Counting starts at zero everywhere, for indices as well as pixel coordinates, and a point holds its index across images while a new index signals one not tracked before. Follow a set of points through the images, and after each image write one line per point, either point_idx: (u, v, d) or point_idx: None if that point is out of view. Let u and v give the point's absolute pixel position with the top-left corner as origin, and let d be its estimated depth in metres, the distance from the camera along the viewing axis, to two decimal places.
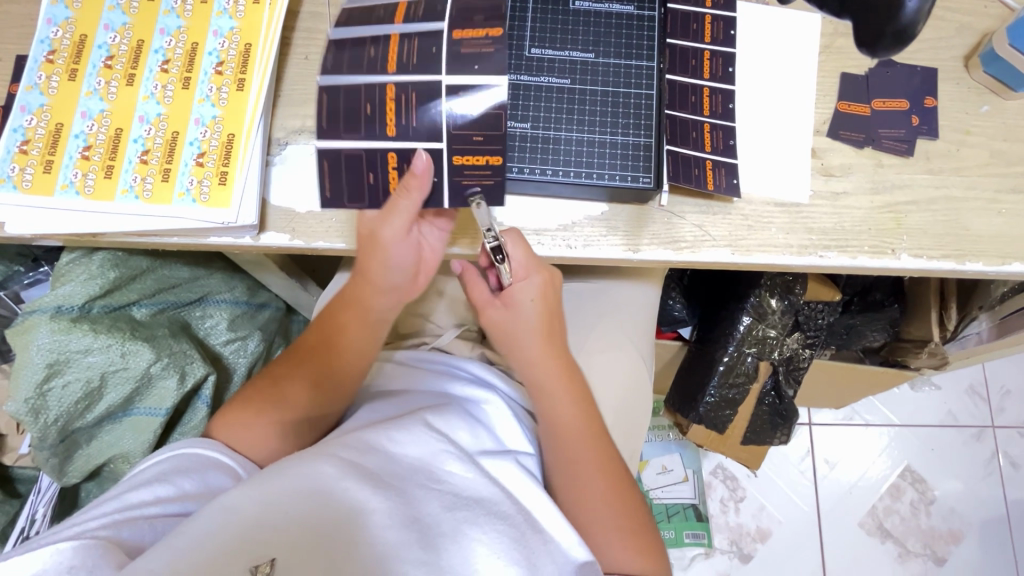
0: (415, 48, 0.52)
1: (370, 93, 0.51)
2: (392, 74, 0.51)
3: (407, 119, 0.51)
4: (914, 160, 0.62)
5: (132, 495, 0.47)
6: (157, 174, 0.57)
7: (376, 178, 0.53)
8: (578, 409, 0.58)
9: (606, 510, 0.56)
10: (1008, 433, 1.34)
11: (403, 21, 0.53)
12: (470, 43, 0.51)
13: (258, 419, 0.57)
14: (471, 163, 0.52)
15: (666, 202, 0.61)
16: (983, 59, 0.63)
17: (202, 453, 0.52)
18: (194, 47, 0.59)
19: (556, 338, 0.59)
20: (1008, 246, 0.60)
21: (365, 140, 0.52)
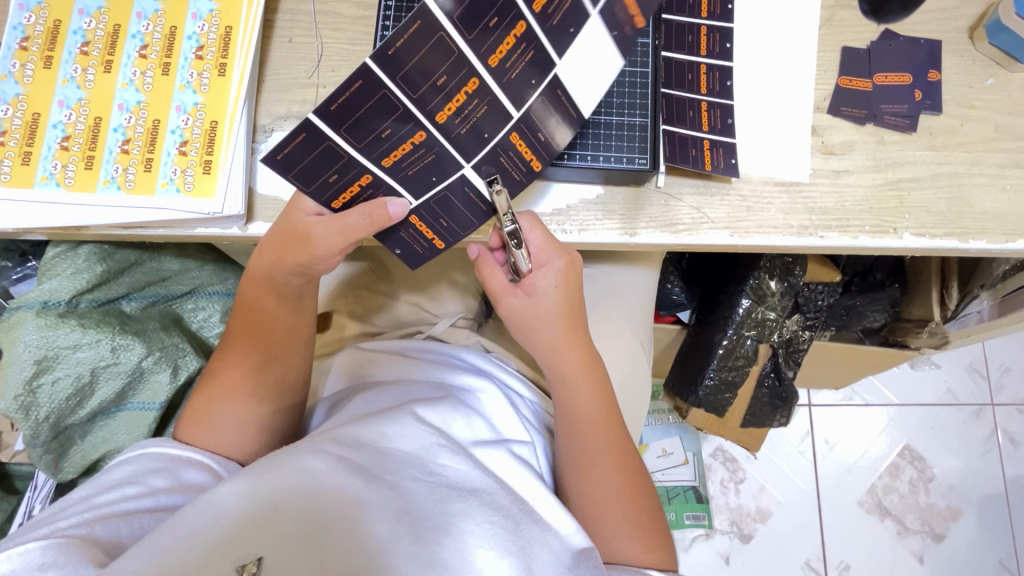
0: (472, 116, 0.47)
1: (398, 125, 0.45)
2: (431, 128, 0.47)
3: (406, 168, 0.49)
4: (917, 136, 0.61)
5: (101, 496, 0.47)
6: (139, 164, 0.55)
7: (332, 183, 0.49)
8: (595, 397, 0.57)
9: (613, 501, 0.55)
10: (1007, 410, 1.34)
11: (495, 68, 0.45)
12: (509, 154, 0.52)
13: (218, 420, 0.55)
14: (420, 229, 0.55)
15: (662, 183, 0.59)
16: (988, 30, 0.61)
17: (175, 450, 0.52)
18: (173, 31, 0.57)
19: (578, 323, 0.58)
20: (1012, 223, 0.59)
21: (357, 154, 0.47)
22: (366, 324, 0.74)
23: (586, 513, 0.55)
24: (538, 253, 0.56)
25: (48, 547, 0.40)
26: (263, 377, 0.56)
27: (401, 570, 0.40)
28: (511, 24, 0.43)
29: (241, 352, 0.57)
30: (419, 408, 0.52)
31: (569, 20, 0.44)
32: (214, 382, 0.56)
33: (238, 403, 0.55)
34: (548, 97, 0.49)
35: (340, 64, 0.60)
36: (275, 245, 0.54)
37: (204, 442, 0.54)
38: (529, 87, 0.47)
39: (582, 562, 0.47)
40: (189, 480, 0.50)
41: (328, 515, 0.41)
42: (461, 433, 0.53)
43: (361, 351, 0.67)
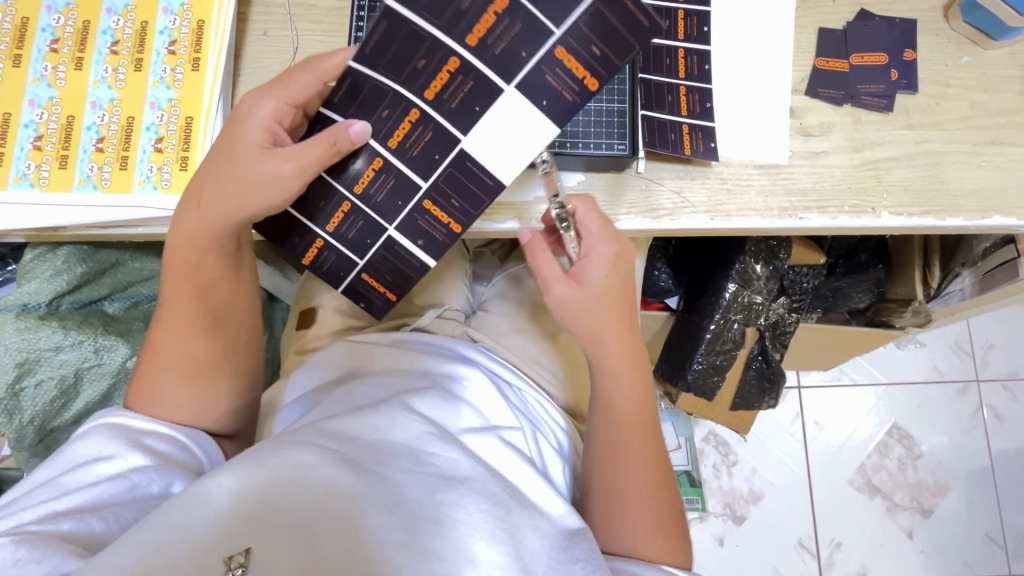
0: (385, 186, 0.53)
1: (330, 200, 0.54)
2: (352, 197, 0.54)
3: (345, 231, 0.55)
4: (894, 116, 0.61)
5: (68, 478, 0.46)
6: (114, 162, 0.55)
7: (294, 245, 0.56)
8: (631, 392, 0.56)
9: (633, 496, 0.54)
10: (991, 386, 1.37)
11: (396, 148, 0.51)
12: (426, 220, 0.55)
13: (163, 383, 0.53)
14: (370, 284, 0.59)
15: (643, 169, 0.59)
16: (962, 8, 0.61)
17: (137, 421, 0.51)
18: (144, 26, 0.57)
19: (627, 318, 0.56)
20: (988, 199, 0.60)
21: (305, 221, 0.55)
22: (353, 317, 0.73)
23: (603, 504, 0.55)
24: (593, 235, 0.54)
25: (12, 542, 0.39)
26: (212, 347, 0.54)
27: (394, 559, 0.40)
28: (404, 110, 0.49)
29: (176, 320, 0.54)
30: (410, 401, 0.53)
31: (474, 100, 0.49)
32: (150, 363, 0.54)
33: (173, 382, 0.53)
34: (456, 169, 0.52)
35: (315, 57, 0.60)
36: (219, 212, 0.51)
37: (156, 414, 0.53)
38: (433, 161, 0.52)
39: (575, 543, 0.48)
40: (158, 452, 0.49)
41: (321, 502, 0.42)
42: (452, 424, 0.53)
43: (358, 344, 0.66)
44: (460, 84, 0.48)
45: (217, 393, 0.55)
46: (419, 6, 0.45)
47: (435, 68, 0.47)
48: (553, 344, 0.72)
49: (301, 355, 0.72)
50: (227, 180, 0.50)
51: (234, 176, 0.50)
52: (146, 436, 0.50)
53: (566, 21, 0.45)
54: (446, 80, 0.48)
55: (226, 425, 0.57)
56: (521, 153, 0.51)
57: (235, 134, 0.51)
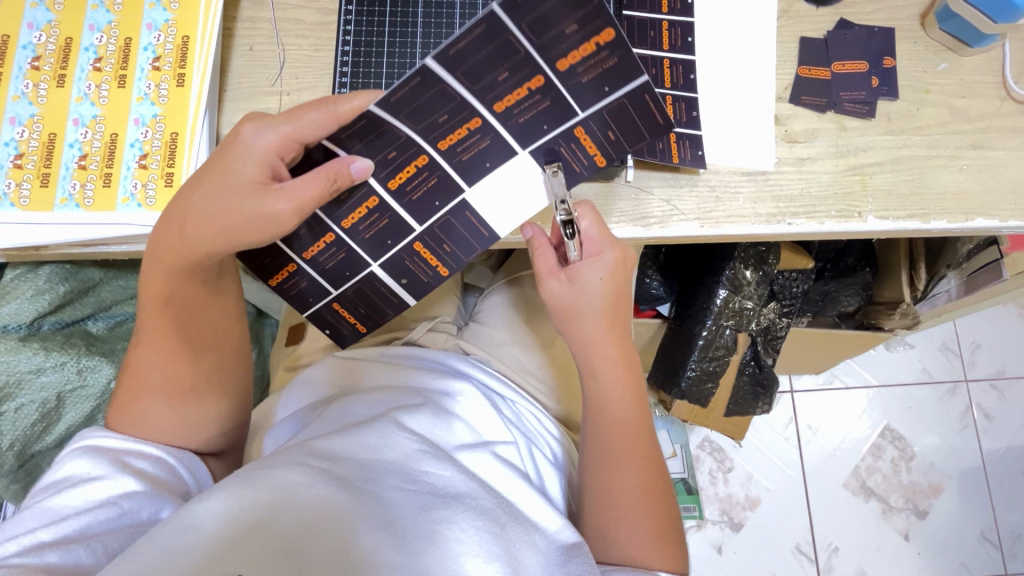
0: (375, 225, 0.55)
1: (317, 232, 0.54)
2: (339, 230, 0.55)
3: (322, 259, 0.57)
4: (876, 121, 0.62)
5: (53, 505, 0.44)
6: (98, 179, 0.54)
7: (267, 265, 0.57)
8: (625, 397, 0.56)
9: (629, 504, 0.53)
10: (979, 386, 1.40)
11: (396, 191, 0.53)
12: (413, 261, 0.58)
13: (143, 408, 0.52)
14: (342, 313, 0.62)
15: (632, 178, 0.60)
16: (938, 17, 0.62)
17: (125, 444, 0.50)
18: (128, 43, 0.56)
19: (618, 321, 0.56)
20: (971, 203, 0.61)
21: (285, 247, 0.55)
22: None
23: (597, 511, 0.54)
24: (592, 244, 0.54)
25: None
26: (198, 371, 0.54)
27: None
28: (413, 156, 0.51)
29: (157, 344, 0.53)
30: (401, 416, 0.52)
31: (484, 156, 0.51)
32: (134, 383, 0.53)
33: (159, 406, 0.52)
34: (454, 216, 0.55)
35: (302, 70, 0.59)
36: (204, 241, 0.49)
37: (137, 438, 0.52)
38: (432, 206, 0.54)
39: (572, 557, 0.47)
40: (147, 475, 0.48)
41: (313, 523, 0.40)
42: (445, 441, 0.53)
43: (350, 360, 0.65)
44: (474, 142, 0.50)
45: (202, 419, 0.54)
46: (458, 69, 0.45)
47: (455, 126, 0.49)
48: (545, 355, 0.71)
49: (291, 371, 0.71)
50: (211, 210, 0.48)
51: (219, 206, 0.48)
52: (133, 459, 0.49)
53: (591, 107, 0.50)
54: (463, 136, 0.50)
55: (213, 446, 0.56)
56: (517, 209, 0.55)
57: (231, 165, 0.49)
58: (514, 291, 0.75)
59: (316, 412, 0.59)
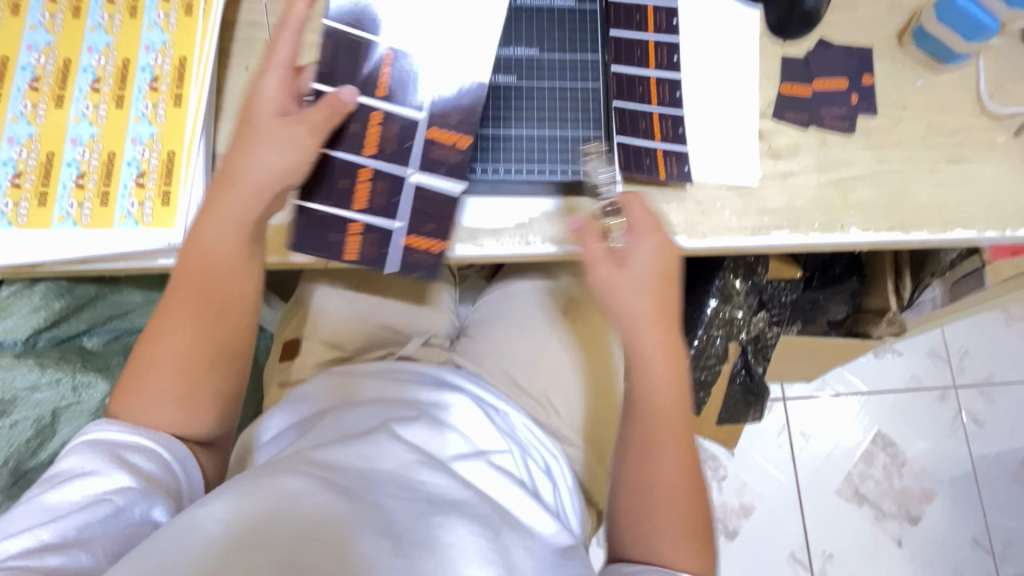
0: (391, 133, 0.56)
1: (350, 172, 0.56)
2: (367, 159, 0.56)
3: (379, 201, 0.57)
4: (856, 137, 0.64)
5: (52, 501, 0.45)
6: (95, 198, 0.54)
7: (333, 242, 0.57)
8: (669, 384, 0.56)
9: (664, 495, 0.54)
10: (968, 392, 1.41)
11: (387, 95, 0.56)
12: (438, 148, 0.57)
13: (162, 373, 0.51)
14: (420, 244, 0.58)
15: (621, 193, 0.61)
16: (914, 35, 0.65)
17: (123, 434, 0.49)
18: (126, 63, 0.57)
19: (667, 304, 0.56)
20: (950, 215, 0.63)
21: (337, 210, 0.57)
22: (336, 346, 0.72)
23: (633, 517, 0.54)
24: (637, 227, 0.56)
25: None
26: (220, 337, 0.53)
27: None
28: (379, 58, 0.56)
29: (181, 312, 0.52)
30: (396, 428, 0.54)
31: (426, 20, 0.57)
32: (150, 359, 0.52)
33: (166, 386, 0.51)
34: (442, 90, 0.57)
35: None
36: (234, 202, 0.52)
37: (152, 411, 0.51)
38: (421, 91, 0.57)
39: (565, 562, 0.49)
40: (144, 471, 0.48)
41: (311, 533, 0.41)
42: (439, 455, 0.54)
43: (348, 376, 0.66)
44: (411, 16, 0.57)
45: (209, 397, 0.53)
46: None
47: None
48: (536, 366, 0.71)
49: (286, 385, 0.71)
50: (246, 163, 0.52)
51: (250, 152, 0.52)
52: (132, 452, 0.49)
53: None
54: (400, 13, 0.57)
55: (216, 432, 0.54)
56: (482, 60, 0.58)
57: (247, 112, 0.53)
58: (505, 302, 0.76)
59: (310, 426, 0.59)
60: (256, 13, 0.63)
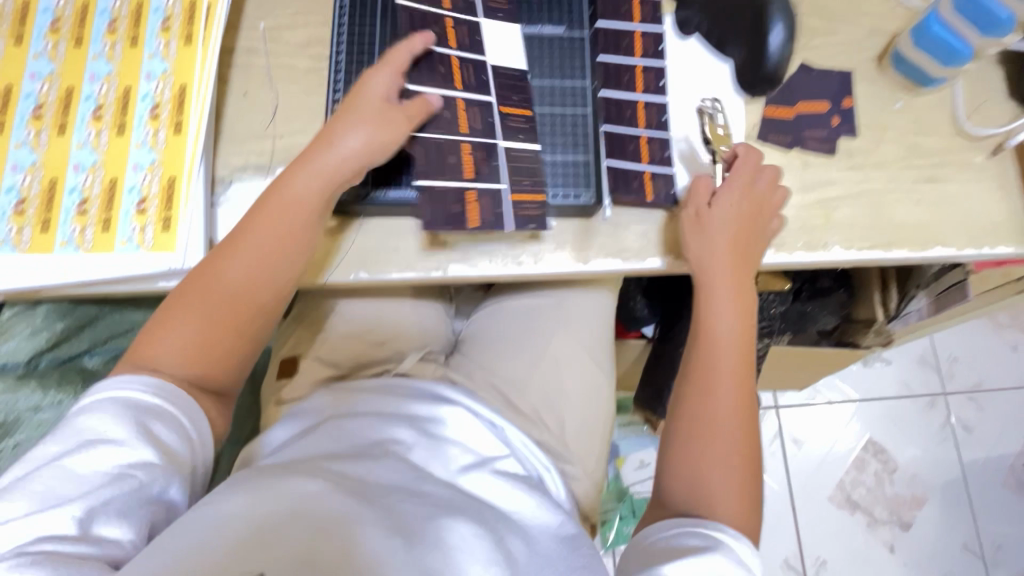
0: (478, 113, 0.61)
1: (453, 149, 0.59)
2: (467, 137, 0.60)
3: (485, 168, 0.60)
4: (838, 158, 0.66)
5: (78, 462, 0.47)
6: (96, 224, 0.56)
7: (456, 214, 0.58)
8: (738, 333, 0.60)
9: (719, 441, 0.57)
10: (957, 399, 1.44)
11: (463, 86, 0.61)
12: (513, 119, 0.62)
13: (217, 305, 0.54)
14: (528, 200, 0.60)
15: (610, 215, 0.63)
16: (892, 60, 0.67)
17: (149, 396, 0.51)
18: (127, 91, 0.59)
19: (744, 255, 0.61)
20: (928, 234, 0.65)
21: (449, 182, 0.59)
22: (333, 364, 0.74)
23: (686, 482, 0.56)
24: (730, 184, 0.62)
25: (32, 566, 0.42)
26: (270, 292, 0.56)
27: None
28: (449, 62, 0.61)
29: (244, 253, 0.55)
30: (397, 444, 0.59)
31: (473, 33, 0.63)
32: (204, 286, 0.55)
33: (187, 340, 0.54)
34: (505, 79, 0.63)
35: (295, 115, 0.63)
36: (319, 170, 0.56)
37: (186, 339, 0.53)
38: (485, 82, 0.62)
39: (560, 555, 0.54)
40: (164, 443, 0.49)
41: (327, 531, 0.46)
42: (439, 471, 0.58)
43: (348, 390, 0.67)
44: (463, 30, 0.62)
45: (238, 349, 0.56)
46: None
47: (448, 31, 0.62)
48: (529, 383, 0.72)
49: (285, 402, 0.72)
50: (344, 136, 0.57)
51: (348, 127, 0.57)
52: (155, 425, 0.50)
53: None
54: (455, 32, 0.62)
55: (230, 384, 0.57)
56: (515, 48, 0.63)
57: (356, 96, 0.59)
58: (498, 318, 0.77)
59: (310, 430, 0.62)
60: (254, 40, 0.65)
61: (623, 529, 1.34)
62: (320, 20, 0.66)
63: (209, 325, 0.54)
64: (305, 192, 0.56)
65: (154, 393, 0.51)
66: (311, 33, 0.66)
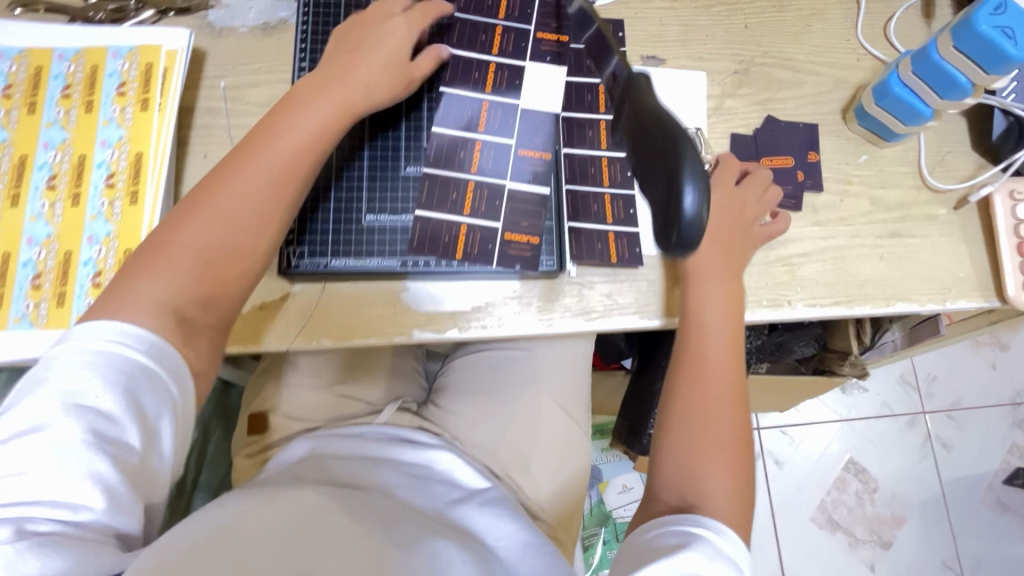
0: (485, 154, 0.63)
1: (458, 185, 0.62)
2: (472, 176, 0.62)
3: (480, 206, 0.62)
4: (802, 214, 0.66)
5: (61, 432, 0.40)
6: (51, 299, 0.55)
7: (446, 243, 0.60)
8: (725, 328, 0.59)
9: (714, 431, 0.55)
10: (937, 418, 1.45)
11: (483, 129, 0.63)
12: (530, 161, 0.63)
13: (223, 221, 0.50)
14: (519, 240, 0.61)
15: (575, 274, 0.63)
16: (856, 114, 0.67)
17: (139, 353, 0.44)
18: (82, 160, 0.58)
19: (734, 248, 0.62)
20: (892, 289, 0.65)
21: (446, 217, 0.61)
22: (302, 418, 0.73)
23: (677, 464, 0.55)
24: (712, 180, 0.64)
25: (32, 550, 0.38)
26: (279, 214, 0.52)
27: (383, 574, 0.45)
28: (478, 106, 0.64)
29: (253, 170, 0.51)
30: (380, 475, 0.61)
31: (512, 78, 0.65)
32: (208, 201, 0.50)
33: (187, 264, 0.49)
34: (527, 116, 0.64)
35: None
36: (335, 98, 0.55)
37: (182, 260, 0.48)
38: (509, 123, 0.64)
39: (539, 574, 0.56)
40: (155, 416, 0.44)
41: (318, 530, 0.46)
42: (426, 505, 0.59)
43: (332, 437, 0.67)
44: (501, 75, 0.65)
45: (239, 275, 0.51)
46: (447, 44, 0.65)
47: (487, 76, 0.65)
48: (503, 437, 0.72)
49: (253, 459, 0.72)
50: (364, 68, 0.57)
51: (366, 61, 0.57)
52: (148, 394, 0.43)
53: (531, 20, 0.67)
54: (493, 77, 0.65)
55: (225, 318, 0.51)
56: (552, 93, 0.65)
57: (375, 37, 0.59)
58: (475, 369, 0.77)
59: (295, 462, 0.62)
60: (215, 99, 0.64)
61: (606, 554, 1.35)
62: (281, 77, 0.65)
63: (212, 241, 0.50)
64: (319, 119, 0.55)
65: (150, 348, 0.45)
66: (272, 90, 0.65)
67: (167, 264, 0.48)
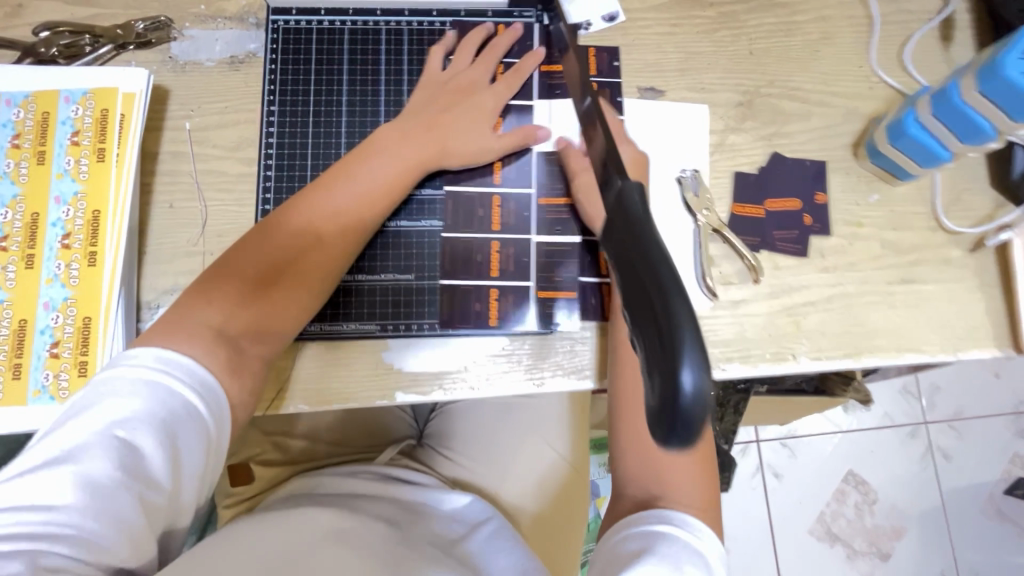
0: (511, 211, 0.61)
1: (481, 248, 0.60)
2: (495, 234, 0.60)
3: (508, 266, 0.60)
4: (809, 259, 0.62)
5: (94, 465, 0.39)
6: (6, 370, 0.52)
7: (479, 310, 0.59)
8: None
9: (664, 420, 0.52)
10: (939, 428, 1.43)
11: (501, 181, 0.61)
12: (553, 211, 0.61)
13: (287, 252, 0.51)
14: (551, 299, 0.59)
15: (568, 329, 0.59)
16: (868, 151, 0.63)
17: (186, 386, 0.43)
18: (35, 218, 0.54)
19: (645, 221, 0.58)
20: (902, 339, 0.62)
21: (473, 282, 0.59)
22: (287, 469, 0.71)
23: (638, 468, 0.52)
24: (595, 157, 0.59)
25: None
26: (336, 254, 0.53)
27: None
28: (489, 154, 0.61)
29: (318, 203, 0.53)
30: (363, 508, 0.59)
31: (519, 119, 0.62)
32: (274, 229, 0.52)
33: (239, 283, 0.50)
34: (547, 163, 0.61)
35: (227, 230, 0.58)
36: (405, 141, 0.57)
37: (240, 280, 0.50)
38: (527, 171, 0.61)
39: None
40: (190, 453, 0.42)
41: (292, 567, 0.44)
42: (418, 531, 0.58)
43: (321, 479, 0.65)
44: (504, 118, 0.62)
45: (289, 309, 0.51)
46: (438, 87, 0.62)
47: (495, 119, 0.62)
48: (496, 483, 0.69)
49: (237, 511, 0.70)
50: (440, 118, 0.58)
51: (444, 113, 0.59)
52: (187, 432, 0.42)
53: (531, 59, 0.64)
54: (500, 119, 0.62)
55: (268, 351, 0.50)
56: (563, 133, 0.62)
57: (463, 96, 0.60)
58: (471, 414, 0.74)
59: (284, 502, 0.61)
60: (179, 142, 0.60)
61: None
62: (251, 117, 0.61)
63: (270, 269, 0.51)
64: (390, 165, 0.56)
65: (199, 381, 0.44)
66: (241, 132, 0.60)
67: (230, 288, 0.49)
